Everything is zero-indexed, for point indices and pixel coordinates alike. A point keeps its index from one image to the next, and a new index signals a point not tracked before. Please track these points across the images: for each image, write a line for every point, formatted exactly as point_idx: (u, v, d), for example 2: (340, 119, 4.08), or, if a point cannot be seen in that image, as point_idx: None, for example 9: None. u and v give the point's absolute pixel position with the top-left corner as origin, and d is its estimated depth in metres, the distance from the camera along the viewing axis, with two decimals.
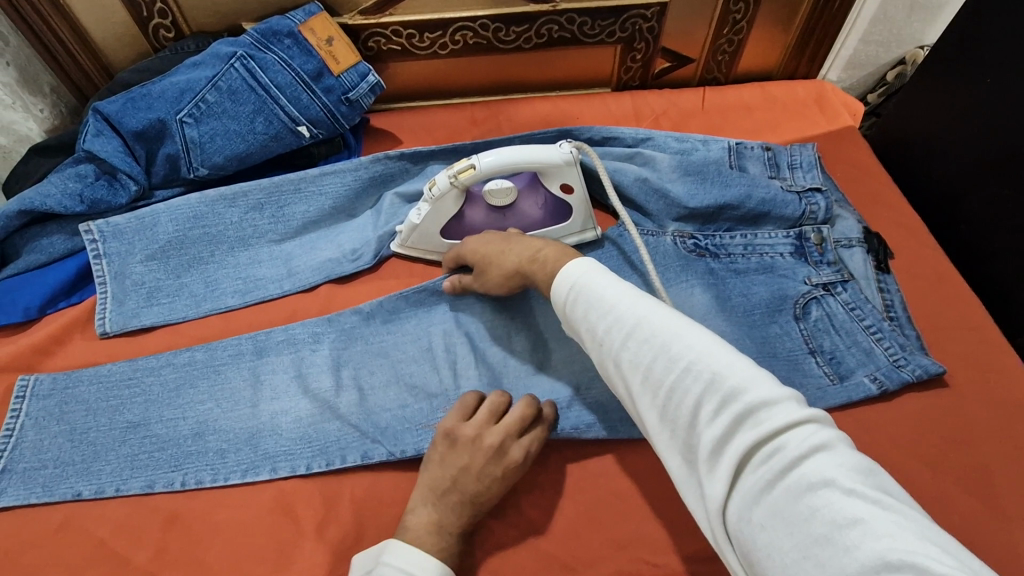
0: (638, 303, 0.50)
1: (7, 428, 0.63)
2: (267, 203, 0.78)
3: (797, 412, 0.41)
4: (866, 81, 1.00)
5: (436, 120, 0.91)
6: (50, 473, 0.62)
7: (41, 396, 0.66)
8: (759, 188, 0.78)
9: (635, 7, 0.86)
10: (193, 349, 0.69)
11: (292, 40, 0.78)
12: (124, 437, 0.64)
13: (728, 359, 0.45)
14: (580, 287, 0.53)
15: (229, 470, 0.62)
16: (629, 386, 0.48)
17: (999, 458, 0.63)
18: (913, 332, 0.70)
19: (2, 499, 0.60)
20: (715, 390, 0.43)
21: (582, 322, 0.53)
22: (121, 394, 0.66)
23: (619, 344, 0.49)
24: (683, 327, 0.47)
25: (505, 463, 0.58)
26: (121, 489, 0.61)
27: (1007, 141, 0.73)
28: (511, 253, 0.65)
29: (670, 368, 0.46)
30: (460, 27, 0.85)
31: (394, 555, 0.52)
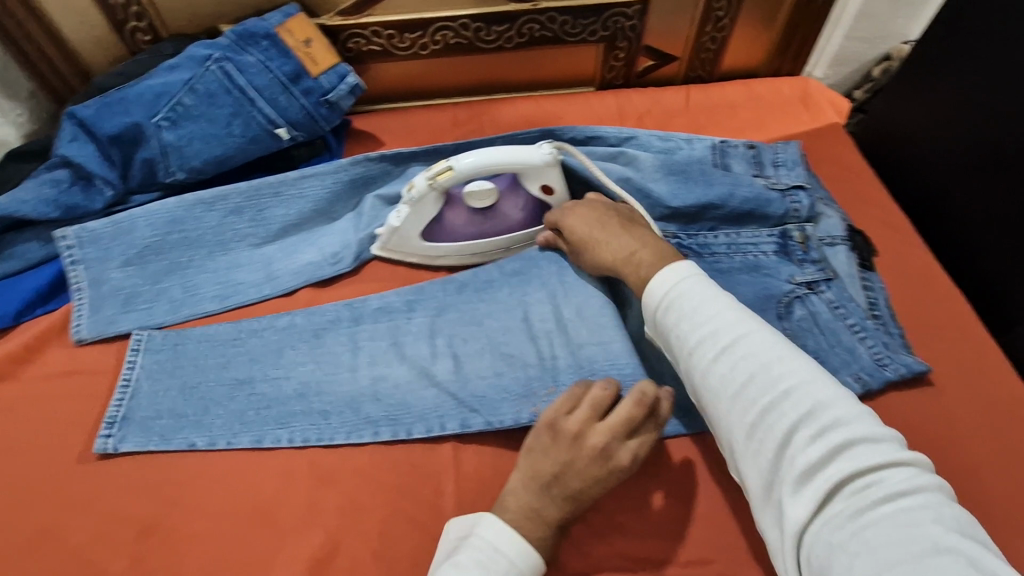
0: (740, 319, 0.53)
1: (124, 378, 0.67)
2: (246, 207, 0.78)
3: (896, 453, 0.44)
4: (852, 77, 0.99)
5: (418, 121, 0.90)
6: (165, 424, 0.65)
7: (154, 350, 0.69)
8: (742, 187, 0.77)
9: (617, 6, 0.85)
10: (293, 315, 0.72)
11: (270, 42, 0.77)
12: (232, 393, 0.67)
13: (831, 392, 0.48)
14: (677, 294, 0.56)
15: (334, 429, 0.65)
16: (719, 401, 0.52)
17: (984, 457, 0.62)
18: (897, 330, 0.70)
19: (123, 445, 0.63)
20: (814, 418, 0.47)
21: (675, 329, 0.56)
22: (227, 353, 0.69)
23: (714, 357, 0.52)
24: (786, 354, 0.51)
25: (616, 461, 0.55)
26: (232, 443, 0.64)
27: (991, 137, 0.73)
28: (608, 248, 0.66)
29: (766, 388, 0.49)
30: (441, 27, 0.84)
31: (487, 531, 0.53)
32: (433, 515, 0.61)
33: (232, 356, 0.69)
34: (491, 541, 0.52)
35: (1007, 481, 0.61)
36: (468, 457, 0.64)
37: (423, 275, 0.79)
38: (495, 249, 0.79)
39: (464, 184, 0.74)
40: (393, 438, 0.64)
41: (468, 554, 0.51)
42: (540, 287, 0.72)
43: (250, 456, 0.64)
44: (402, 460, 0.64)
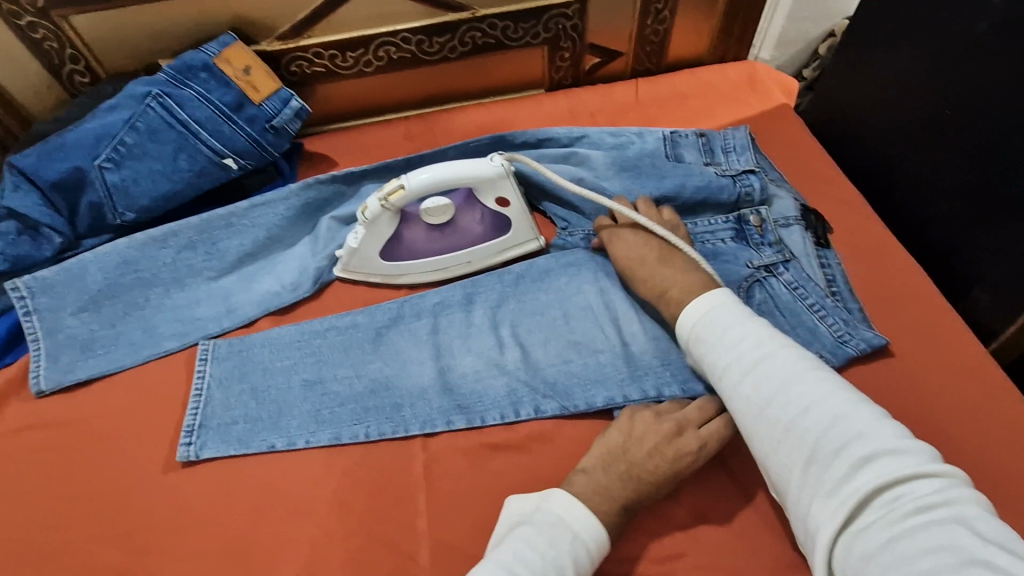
0: (763, 340, 0.55)
1: (196, 389, 0.69)
2: (199, 241, 0.77)
3: (925, 465, 0.45)
4: (800, 56, 1.00)
5: (370, 138, 0.89)
6: (242, 428, 0.67)
7: (221, 359, 0.71)
8: (693, 177, 0.78)
9: (555, 7, 0.86)
10: (355, 315, 0.74)
11: (208, 74, 0.77)
12: (304, 394, 0.69)
13: (856, 408, 0.49)
14: (702, 320, 0.58)
15: (409, 421, 0.66)
16: (746, 421, 0.54)
17: (949, 424, 0.63)
18: (856, 305, 0.70)
19: (206, 451, 0.65)
20: (840, 434, 0.48)
21: (701, 354, 0.58)
22: (295, 356, 0.71)
23: (739, 380, 0.54)
24: (811, 373, 0.52)
25: (682, 441, 0.57)
26: (311, 441, 0.65)
27: (925, 103, 0.72)
28: (642, 284, 0.67)
29: (791, 408, 0.51)
30: (382, 43, 0.84)
31: (558, 504, 0.54)
32: (407, 536, 0.60)
33: (197, 393, 0.69)
34: (562, 514, 0.53)
35: (974, 447, 0.61)
36: (439, 473, 0.63)
37: (383, 293, 0.78)
38: (458, 264, 0.78)
39: (420, 201, 0.73)
40: (439, 429, 0.65)
41: (538, 525, 0.53)
42: (604, 276, 0.73)
43: (220, 493, 0.63)
44: (373, 483, 0.63)
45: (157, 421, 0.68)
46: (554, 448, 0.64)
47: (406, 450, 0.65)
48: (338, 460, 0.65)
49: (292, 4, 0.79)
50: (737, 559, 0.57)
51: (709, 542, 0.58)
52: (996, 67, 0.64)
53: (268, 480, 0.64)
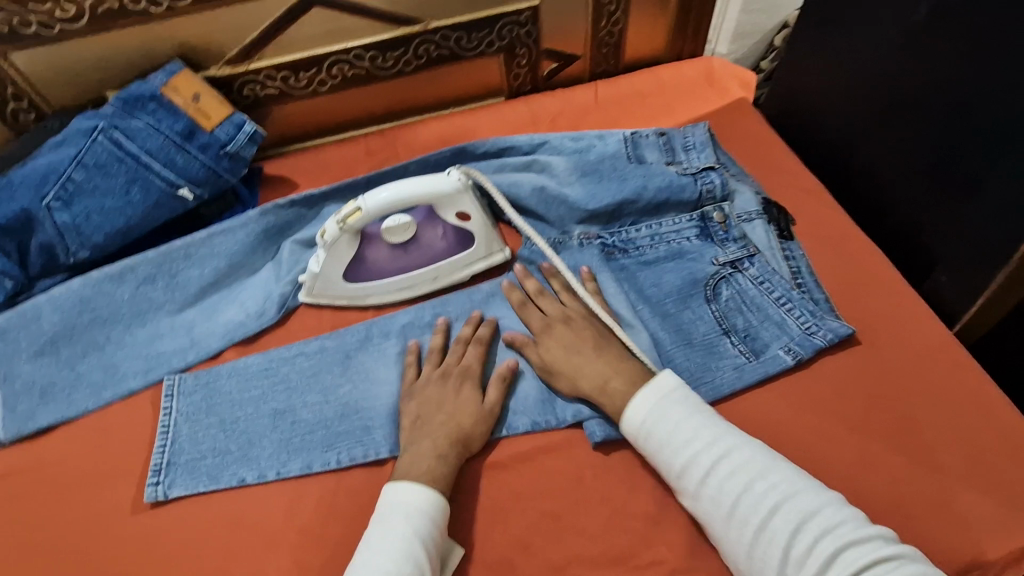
0: (711, 437, 0.57)
1: (163, 426, 0.68)
2: (158, 274, 0.76)
3: (883, 550, 0.48)
4: (758, 48, 1.00)
5: (329, 158, 0.88)
6: (211, 463, 0.65)
7: (187, 393, 0.70)
8: (654, 178, 0.77)
9: (507, 15, 0.86)
10: (322, 339, 0.73)
11: (156, 103, 0.76)
12: (274, 424, 0.67)
13: (814, 499, 0.52)
14: (650, 421, 0.59)
15: (380, 445, 0.65)
16: (715, 522, 0.54)
17: (918, 409, 0.63)
18: (821, 296, 0.71)
19: (174, 490, 0.64)
20: (805, 529, 0.50)
21: (658, 455, 0.58)
22: (262, 385, 0.70)
23: (701, 481, 0.55)
24: (764, 466, 0.54)
25: (468, 395, 0.65)
26: (282, 472, 0.64)
27: (874, 92, 0.73)
28: (580, 375, 0.64)
29: (756, 506, 0.52)
30: (335, 61, 0.83)
31: (397, 492, 0.57)
32: None
33: (164, 430, 0.68)
34: (404, 501, 0.56)
35: (942, 431, 0.62)
36: None
37: (349, 315, 0.77)
38: (424, 282, 0.77)
39: (381, 221, 0.72)
40: None
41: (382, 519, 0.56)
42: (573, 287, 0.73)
43: (190, 532, 0.62)
44: (346, 510, 0.62)
45: (123, 462, 0.66)
46: (528, 462, 0.63)
47: (378, 474, 0.64)
48: (311, 489, 0.64)
49: (239, 26, 0.78)
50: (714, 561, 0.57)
51: (685, 545, 0.58)
52: (937, 52, 0.64)
53: (239, 514, 0.62)
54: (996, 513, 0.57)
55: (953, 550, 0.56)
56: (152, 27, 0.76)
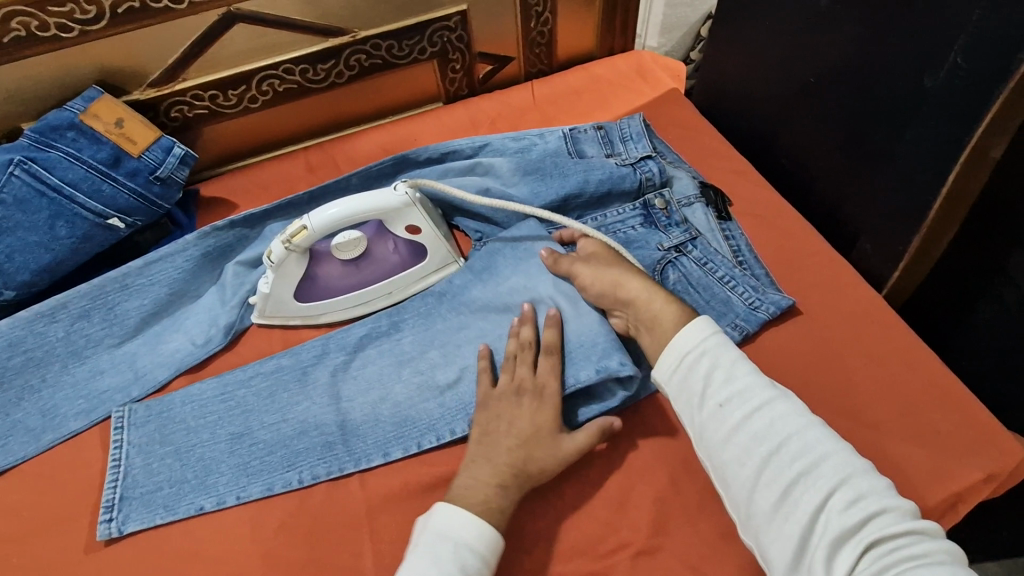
0: (762, 382, 0.56)
1: (113, 460, 0.65)
2: (93, 307, 0.72)
3: (916, 521, 0.48)
4: (685, 41, 1.04)
5: (268, 175, 0.86)
6: (167, 493, 0.63)
7: (139, 424, 0.67)
8: (595, 171, 0.79)
9: (436, 20, 0.86)
10: (278, 357, 0.71)
11: (76, 131, 0.72)
12: (231, 448, 0.65)
13: (857, 461, 0.51)
14: (702, 353, 0.58)
15: (342, 460, 0.64)
16: (748, 461, 0.53)
17: (860, 370, 0.66)
18: (762, 271, 0.73)
19: (129, 525, 0.61)
20: (848, 483, 0.49)
21: (702, 386, 0.56)
22: (218, 410, 0.68)
23: (744, 419, 0.54)
24: (811, 422, 0.53)
25: (544, 411, 0.61)
26: (242, 496, 0.62)
27: (794, 73, 0.75)
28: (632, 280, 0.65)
29: (800, 452, 0.51)
30: (265, 76, 0.82)
31: (470, 533, 0.54)
32: None
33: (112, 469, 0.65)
34: (474, 543, 0.54)
35: (883, 388, 0.65)
36: (379, 507, 0.61)
37: (300, 332, 0.75)
38: (379, 296, 0.75)
39: (329, 237, 0.70)
40: (374, 463, 0.64)
41: (444, 553, 0.53)
42: (515, 275, 0.72)
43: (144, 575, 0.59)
44: (309, 531, 0.60)
45: (67, 509, 0.63)
46: None
47: (341, 490, 0.63)
48: (269, 514, 0.62)
49: (160, 47, 0.76)
50: (681, 540, 0.58)
51: (651, 525, 0.58)
52: (843, 32, 0.67)
53: (198, 549, 0.60)
54: (933, 461, 0.60)
55: None
56: (65, 53, 0.73)
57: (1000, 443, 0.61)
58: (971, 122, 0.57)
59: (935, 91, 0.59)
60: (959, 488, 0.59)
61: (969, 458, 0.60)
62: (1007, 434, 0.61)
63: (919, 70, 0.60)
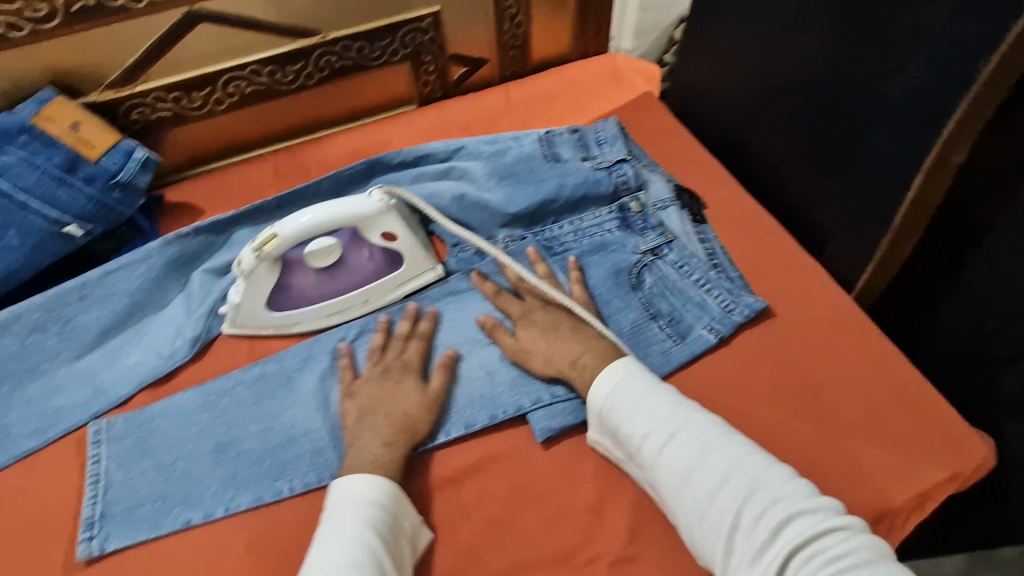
0: (674, 410, 0.57)
1: (91, 475, 0.62)
2: (50, 320, 0.69)
3: (833, 520, 0.48)
4: (659, 44, 1.04)
5: (235, 181, 0.84)
6: (150, 509, 0.60)
7: (117, 438, 0.64)
8: (570, 175, 0.78)
9: (409, 21, 0.84)
10: (262, 363, 0.69)
11: (28, 135, 0.69)
12: (216, 459, 0.63)
13: (769, 471, 0.52)
14: (613, 394, 0.59)
15: (333, 466, 0.62)
16: (670, 490, 0.54)
17: (829, 372, 0.67)
18: (736, 274, 0.74)
19: (111, 543, 0.58)
20: (755, 498, 0.50)
21: (621, 429, 0.58)
22: (200, 420, 0.65)
23: (660, 452, 0.56)
24: (722, 441, 0.55)
25: (410, 385, 0.64)
26: (230, 508, 0.60)
27: (764, 77, 0.76)
28: (558, 350, 0.65)
29: (710, 474, 0.53)
30: (231, 78, 0.79)
31: (374, 491, 0.56)
32: None
33: (71, 488, 0.62)
34: (382, 502, 0.56)
35: (851, 387, 0.66)
36: None
37: (270, 343, 0.72)
38: (355, 305, 0.73)
39: (302, 245, 0.67)
40: None
41: (352, 513, 0.54)
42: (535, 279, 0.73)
43: None
44: (282, 547, 0.59)
45: (20, 535, 0.59)
46: (468, 474, 0.62)
47: (312, 507, 0.61)
48: (241, 528, 0.60)
49: (118, 47, 0.73)
50: (659, 546, 0.58)
51: (627, 533, 0.58)
52: (810, 40, 0.69)
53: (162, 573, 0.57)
54: (902, 460, 0.62)
55: (867, 500, 0.60)
56: (14, 54, 0.69)
57: (964, 441, 0.62)
58: (933, 130, 0.59)
59: (899, 98, 0.61)
60: (924, 486, 0.60)
61: (934, 456, 0.62)
62: (970, 432, 0.63)
63: (884, 77, 0.62)
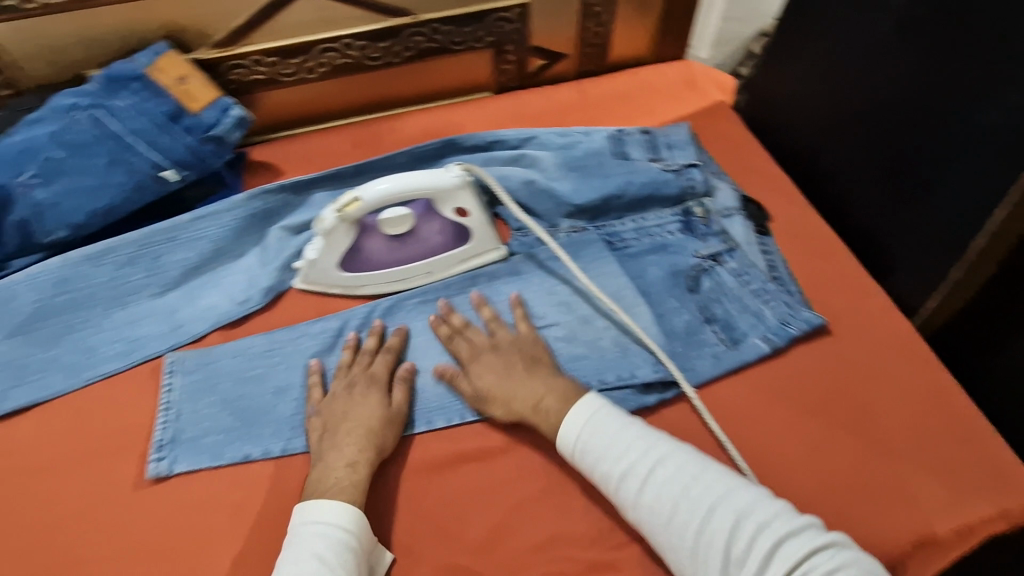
0: (645, 444, 0.57)
1: (163, 402, 0.67)
2: (140, 256, 0.74)
3: (820, 539, 0.49)
4: (735, 56, 1.04)
5: (315, 146, 0.88)
6: (214, 440, 0.64)
7: (189, 371, 0.69)
8: (638, 174, 0.80)
9: (497, 10, 0.87)
10: (325, 319, 0.72)
11: (141, 83, 0.74)
12: (277, 402, 0.67)
13: (748, 496, 0.53)
14: (584, 433, 0.59)
15: None
16: (656, 529, 0.54)
17: (881, 397, 0.67)
18: (796, 288, 0.74)
19: (176, 466, 0.63)
20: (742, 528, 0.51)
21: (597, 470, 0.58)
22: (266, 365, 0.69)
23: (640, 489, 0.55)
24: (698, 470, 0.55)
25: (373, 400, 0.64)
26: (287, 448, 0.64)
27: (845, 96, 0.76)
28: (515, 396, 0.64)
29: (693, 508, 0.53)
30: (324, 49, 0.84)
31: (340, 517, 0.55)
32: None
33: (144, 412, 0.67)
34: (347, 529, 0.55)
35: (904, 414, 0.66)
36: (400, 479, 0.63)
37: (336, 302, 0.75)
38: (419, 275, 0.76)
39: (378, 212, 0.71)
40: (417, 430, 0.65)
41: (316, 540, 0.54)
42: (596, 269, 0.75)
43: (169, 515, 0.60)
44: None
45: (97, 448, 0.64)
46: (512, 448, 0.65)
47: None
48: (296, 469, 0.63)
49: (228, 9, 0.78)
50: None
51: None
52: (902, 63, 0.69)
53: (218, 500, 0.61)
54: (950, 492, 0.61)
55: (912, 528, 0.59)
56: (137, 7, 0.75)
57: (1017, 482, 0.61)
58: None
59: (993, 125, 0.61)
60: (969, 521, 0.59)
61: (985, 493, 0.61)
62: None
63: (978, 104, 0.62)
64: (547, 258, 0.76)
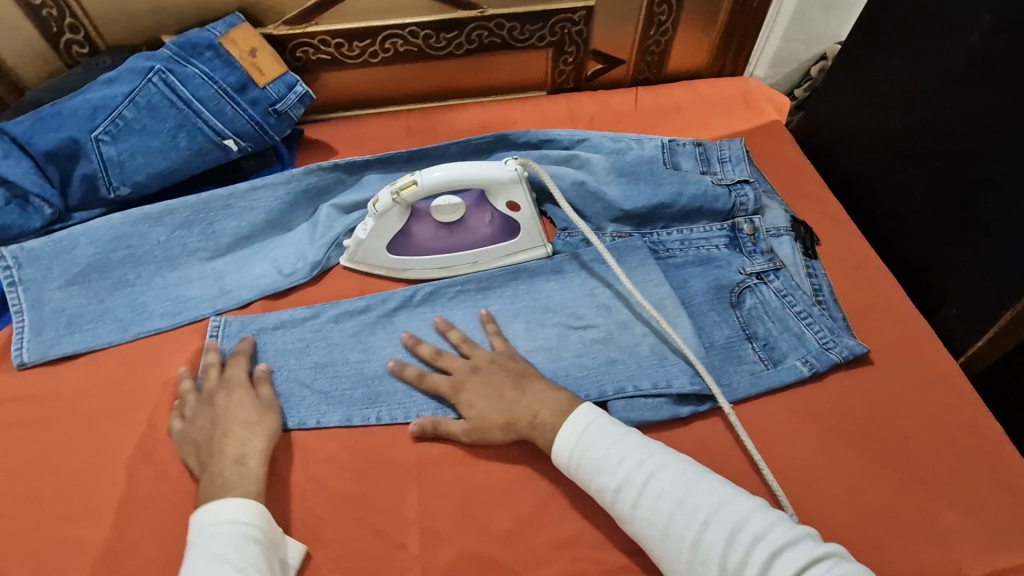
0: (641, 456, 0.57)
1: None
2: (195, 220, 0.76)
3: (815, 550, 0.49)
4: (793, 77, 1.03)
5: (370, 130, 0.89)
6: None
7: (231, 336, 0.70)
8: (689, 185, 0.79)
9: (562, 11, 0.88)
10: (366, 300, 0.73)
11: (213, 53, 0.76)
12: (314, 376, 0.68)
13: (745, 506, 0.53)
14: (579, 446, 0.59)
15: (418, 407, 0.66)
16: (653, 543, 0.54)
17: (920, 432, 0.66)
18: (840, 315, 0.73)
19: None
20: (738, 539, 0.51)
21: (594, 483, 0.58)
22: (305, 338, 0.70)
23: (637, 502, 0.55)
24: (696, 480, 0.55)
25: (239, 398, 0.63)
26: (321, 421, 0.65)
27: (905, 126, 0.75)
28: (509, 412, 0.63)
29: (690, 519, 0.53)
30: (389, 35, 0.85)
31: (238, 512, 0.54)
32: (395, 523, 0.60)
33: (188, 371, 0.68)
34: (246, 522, 0.54)
35: (942, 451, 0.64)
36: (429, 463, 0.63)
37: (379, 283, 0.77)
38: (463, 264, 0.76)
39: (430, 198, 0.72)
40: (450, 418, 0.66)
41: (217, 540, 0.52)
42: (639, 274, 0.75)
43: None
44: (363, 468, 0.63)
45: (140, 400, 0.66)
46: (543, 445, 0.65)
47: (392, 438, 0.65)
48: (329, 442, 0.64)
49: None
50: None
51: None
52: (971, 98, 0.67)
53: None
54: (984, 536, 0.60)
55: (941, 567, 0.58)
56: None
57: None
58: None
59: None
60: (1001, 567, 0.58)
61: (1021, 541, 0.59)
62: None
63: None
64: (591, 260, 0.76)
